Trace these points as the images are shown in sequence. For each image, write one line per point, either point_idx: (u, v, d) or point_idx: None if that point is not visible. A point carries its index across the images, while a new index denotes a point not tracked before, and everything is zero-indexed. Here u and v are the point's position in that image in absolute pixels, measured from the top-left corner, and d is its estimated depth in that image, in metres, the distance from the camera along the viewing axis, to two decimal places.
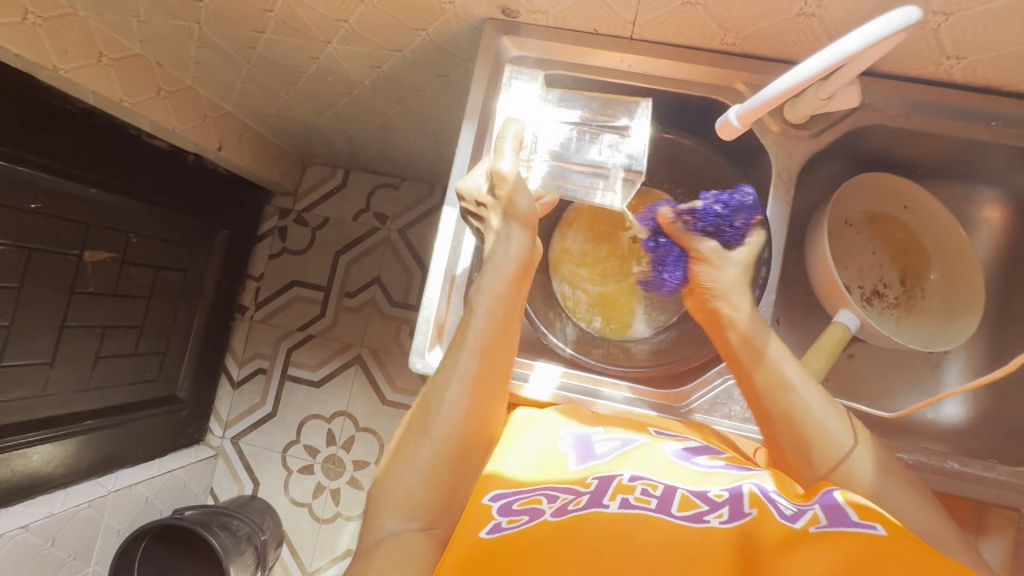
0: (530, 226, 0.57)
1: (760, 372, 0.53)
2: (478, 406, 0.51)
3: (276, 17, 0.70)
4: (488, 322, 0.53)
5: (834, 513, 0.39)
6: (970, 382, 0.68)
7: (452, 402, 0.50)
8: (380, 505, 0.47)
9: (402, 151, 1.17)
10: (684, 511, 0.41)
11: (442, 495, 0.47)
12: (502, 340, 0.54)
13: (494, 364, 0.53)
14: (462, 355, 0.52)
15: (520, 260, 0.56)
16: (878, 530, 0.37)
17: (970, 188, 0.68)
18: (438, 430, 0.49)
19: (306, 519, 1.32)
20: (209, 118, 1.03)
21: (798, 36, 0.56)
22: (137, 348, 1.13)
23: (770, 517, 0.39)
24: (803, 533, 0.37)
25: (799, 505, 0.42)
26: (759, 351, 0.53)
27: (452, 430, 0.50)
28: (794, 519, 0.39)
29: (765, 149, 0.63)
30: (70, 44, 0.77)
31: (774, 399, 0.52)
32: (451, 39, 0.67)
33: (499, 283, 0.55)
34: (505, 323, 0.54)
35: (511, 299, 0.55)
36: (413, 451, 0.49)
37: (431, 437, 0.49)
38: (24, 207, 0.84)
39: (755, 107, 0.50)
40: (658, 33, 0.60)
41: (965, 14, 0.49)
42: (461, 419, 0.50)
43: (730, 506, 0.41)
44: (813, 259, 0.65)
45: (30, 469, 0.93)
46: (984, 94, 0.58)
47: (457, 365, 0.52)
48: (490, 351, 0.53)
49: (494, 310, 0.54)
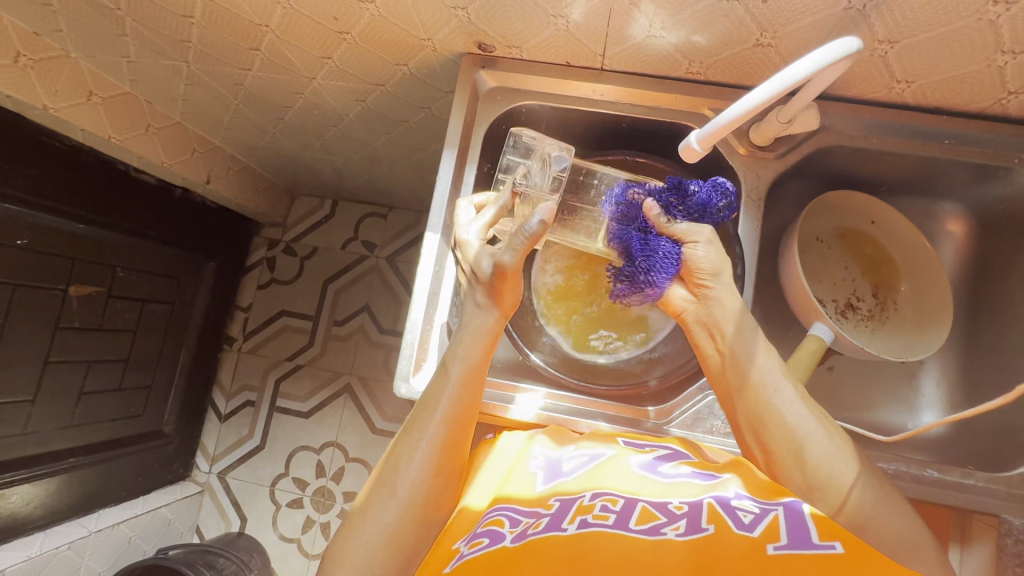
0: (504, 310, 0.57)
1: (755, 399, 0.53)
2: (445, 469, 0.52)
3: (263, 55, 0.73)
4: (458, 389, 0.54)
5: (795, 528, 0.40)
6: (946, 391, 0.70)
7: (419, 465, 0.51)
8: (340, 562, 0.47)
9: (389, 181, 1.20)
10: (642, 524, 0.42)
11: (402, 556, 0.48)
12: (472, 406, 0.55)
13: (463, 427, 0.54)
14: (434, 419, 0.53)
15: (491, 332, 0.56)
16: (836, 549, 0.37)
17: (932, 203, 0.71)
18: (404, 489, 0.50)
19: (295, 555, 1.29)
20: (198, 152, 1.05)
21: (757, 65, 0.59)
22: (121, 382, 1.11)
23: (726, 532, 0.40)
24: (763, 553, 0.37)
25: (762, 506, 0.43)
26: (761, 395, 0.52)
27: (418, 490, 0.50)
28: (751, 528, 0.40)
29: (734, 171, 0.65)
30: (61, 84, 0.79)
31: (765, 421, 0.52)
32: (431, 73, 0.70)
33: (474, 350, 0.55)
34: (477, 391, 0.55)
35: (483, 367, 0.55)
36: (378, 509, 0.50)
37: (397, 497, 0.50)
38: (10, 243, 0.85)
39: (717, 129, 0.51)
40: (626, 64, 0.63)
41: (908, 42, 0.52)
42: (428, 482, 0.51)
43: (688, 520, 0.42)
44: (786, 275, 0.67)
45: (8, 511, 0.91)
46: (936, 115, 0.61)
47: (425, 428, 0.53)
48: (460, 419, 0.53)
49: (467, 377, 0.55)
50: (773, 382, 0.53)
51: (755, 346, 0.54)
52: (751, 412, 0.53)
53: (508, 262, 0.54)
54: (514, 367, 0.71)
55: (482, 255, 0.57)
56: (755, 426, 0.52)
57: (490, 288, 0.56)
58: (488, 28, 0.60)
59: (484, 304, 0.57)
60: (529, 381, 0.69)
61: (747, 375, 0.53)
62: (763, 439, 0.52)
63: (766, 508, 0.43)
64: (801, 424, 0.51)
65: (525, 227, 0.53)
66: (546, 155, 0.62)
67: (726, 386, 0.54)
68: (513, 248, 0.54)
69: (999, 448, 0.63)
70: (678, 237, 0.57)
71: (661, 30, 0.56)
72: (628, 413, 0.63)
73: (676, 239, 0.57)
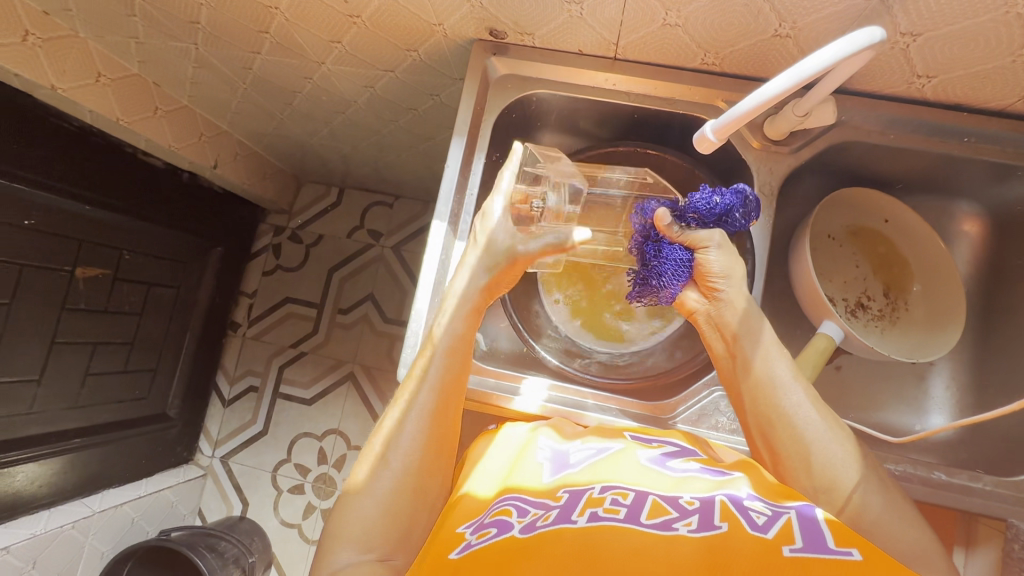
0: (489, 290, 0.58)
1: (764, 401, 0.52)
2: (436, 440, 0.52)
3: (272, 38, 0.72)
4: (445, 362, 0.54)
5: (809, 532, 0.39)
6: (955, 393, 0.69)
7: (410, 436, 0.51)
8: (337, 538, 0.46)
9: (396, 169, 1.19)
10: (653, 519, 0.42)
11: (400, 529, 0.47)
12: (459, 376, 0.55)
13: (451, 400, 0.54)
14: (422, 389, 0.53)
15: (476, 300, 0.57)
16: (853, 555, 0.37)
17: (948, 203, 0.70)
18: (397, 460, 0.50)
19: (295, 540, 1.29)
20: (205, 137, 1.05)
21: (775, 56, 0.57)
22: (126, 365, 1.12)
23: (739, 531, 0.39)
24: (777, 553, 0.37)
25: (774, 509, 0.43)
26: (770, 396, 0.52)
27: (411, 461, 0.50)
28: (765, 529, 0.40)
29: (746, 165, 0.64)
30: (69, 64, 0.79)
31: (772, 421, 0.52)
32: (442, 60, 0.69)
33: (458, 320, 0.56)
34: (462, 361, 0.55)
35: (468, 338, 0.56)
36: (372, 483, 0.49)
37: (390, 467, 0.49)
38: (18, 223, 0.85)
39: (731, 121, 0.50)
40: (639, 54, 0.62)
41: (931, 35, 0.51)
42: (420, 452, 0.51)
43: (700, 516, 0.42)
44: (798, 273, 0.66)
45: (13, 489, 0.92)
46: (957, 111, 0.60)
47: (415, 399, 0.53)
48: (449, 388, 0.54)
49: (454, 349, 0.55)
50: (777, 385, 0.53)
51: (766, 347, 0.53)
52: (759, 415, 0.52)
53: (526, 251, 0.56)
54: (518, 359, 0.71)
55: (501, 232, 0.58)
56: (764, 428, 0.52)
57: (490, 257, 0.57)
58: (501, 14, 0.59)
59: (479, 271, 0.57)
60: (534, 373, 0.69)
61: (754, 376, 0.53)
62: (770, 442, 0.52)
63: (778, 511, 0.42)
64: (807, 426, 0.51)
65: (558, 233, 0.55)
66: (563, 180, 0.64)
67: (736, 387, 0.54)
68: (540, 243, 0.56)
69: (1008, 452, 0.62)
70: (689, 244, 0.56)
71: (676, 18, 0.55)
72: (631, 407, 0.62)
73: (687, 246, 0.57)
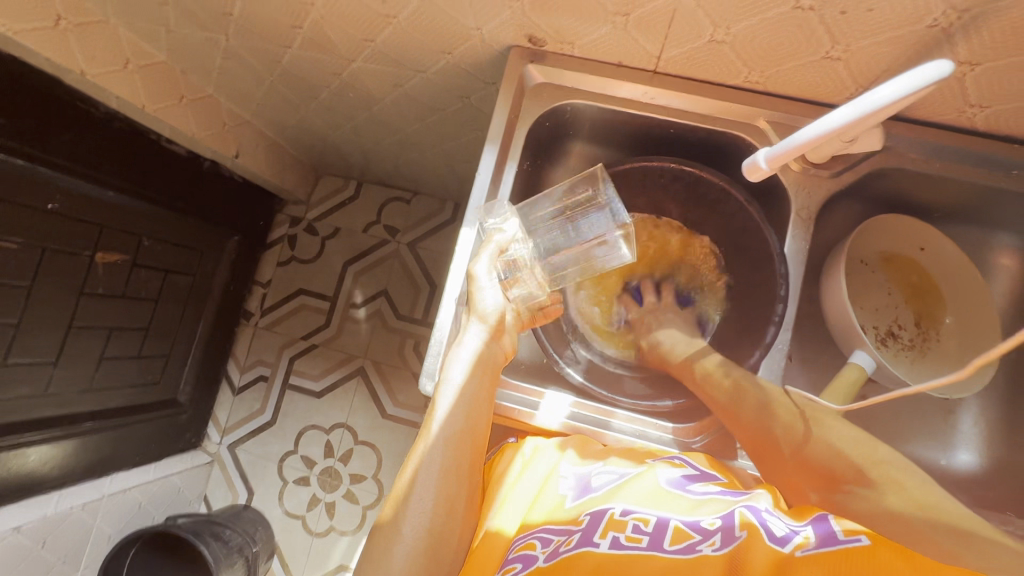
0: (493, 329, 0.58)
1: (726, 409, 0.56)
2: (449, 497, 0.50)
3: (304, 33, 0.71)
4: (461, 411, 0.53)
5: (822, 535, 0.42)
6: (984, 429, 0.67)
7: (424, 496, 0.49)
8: None
9: (416, 167, 1.18)
10: (676, 545, 0.43)
11: None
12: (471, 428, 0.53)
13: (464, 451, 0.52)
14: (431, 447, 0.51)
15: (483, 352, 0.56)
16: (862, 541, 0.39)
17: (989, 234, 0.68)
18: (411, 526, 0.48)
19: (299, 532, 1.29)
20: (228, 126, 1.04)
21: (823, 79, 0.56)
22: (141, 350, 1.12)
23: (759, 539, 0.42)
24: (792, 560, 0.39)
25: (791, 527, 0.44)
26: (741, 394, 0.56)
27: (426, 524, 0.48)
28: (783, 542, 0.42)
29: (784, 186, 0.63)
30: (98, 50, 0.78)
31: (733, 403, 0.56)
32: (476, 63, 0.68)
33: (464, 372, 0.54)
34: (473, 416, 0.53)
35: (481, 388, 0.54)
36: (386, 552, 0.47)
37: (402, 536, 0.47)
38: (41, 207, 0.85)
39: (787, 150, 0.51)
40: (681, 68, 0.61)
41: (991, 66, 0.49)
42: (433, 514, 0.49)
43: (722, 534, 0.43)
44: (831, 299, 0.65)
45: (26, 469, 0.92)
46: (1006, 143, 0.58)
47: (425, 456, 0.51)
48: (461, 442, 0.52)
49: (462, 401, 0.53)
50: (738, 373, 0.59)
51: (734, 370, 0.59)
52: (728, 414, 0.56)
53: (478, 270, 0.58)
54: (541, 370, 0.70)
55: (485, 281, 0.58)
56: (731, 419, 0.56)
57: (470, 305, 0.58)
58: (543, 21, 0.58)
59: (470, 325, 0.57)
60: (556, 387, 0.68)
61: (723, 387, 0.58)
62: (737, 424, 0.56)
63: (795, 529, 0.43)
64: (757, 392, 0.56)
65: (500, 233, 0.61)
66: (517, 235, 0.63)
67: (710, 402, 0.59)
68: (483, 259, 0.59)
69: None
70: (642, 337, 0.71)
71: (725, 35, 0.53)
72: (653, 428, 0.61)
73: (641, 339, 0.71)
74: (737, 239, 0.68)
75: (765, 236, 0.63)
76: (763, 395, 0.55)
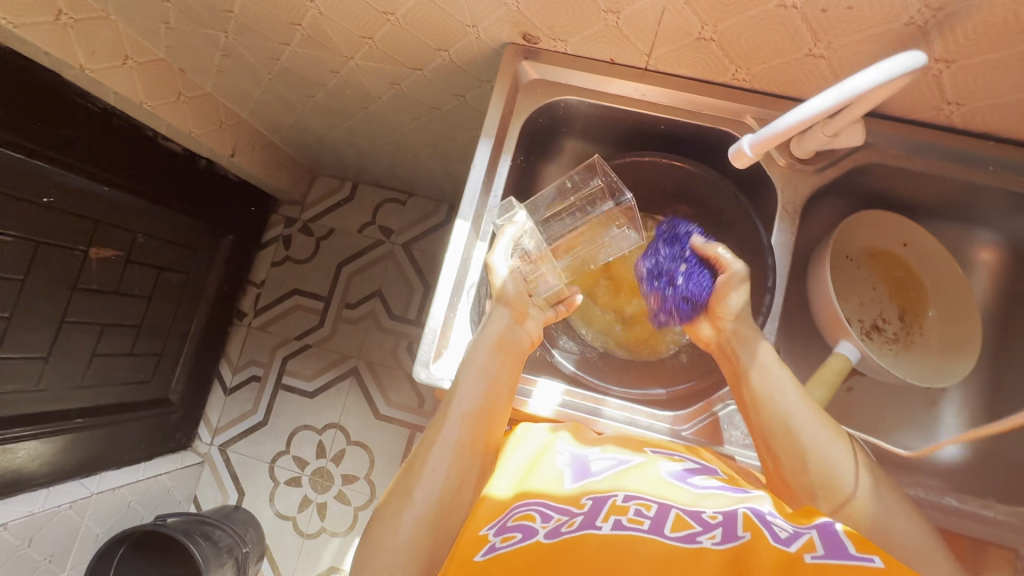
0: (515, 309, 0.60)
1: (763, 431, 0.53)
2: (465, 470, 0.51)
3: (303, 31, 0.73)
4: (481, 390, 0.55)
5: (831, 543, 0.41)
6: (966, 420, 0.69)
7: (441, 468, 0.50)
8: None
9: (411, 167, 1.19)
10: (677, 532, 0.43)
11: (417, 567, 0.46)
12: (494, 406, 0.55)
13: (485, 428, 0.54)
14: (452, 421, 0.53)
15: (503, 334, 0.58)
16: (874, 561, 0.39)
17: (969, 230, 0.70)
18: (421, 497, 0.49)
19: (290, 533, 1.29)
20: (225, 124, 1.05)
21: (807, 76, 0.58)
22: (133, 347, 1.12)
23: (764, 540, 0.41)
24: (801, 561, 0.39)
25: (796, 528, 0.44)
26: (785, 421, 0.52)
27: (434, 496, 0.49)
28: (788, 543, 0.41)
29: (770, 181, 0.65)
30: (98, 46, 0.79)
31: (772, 424, 0.53)
32: (471, 61, 0.70)
33: (483, 351, 0.57)
34: (493, 397, 0.55)
35: (502, 368, 0.57)
36: (393, 522, 0.47)
37: (413, 507, 0.48)
38: (36, 200, 0.85)
39: (769, 136, 0.53)
40: (671, 66, 0.62)
41: (966, 63, 0.51)
42: (443, 487, 0.49)
43: (724, 528, 0.43)
44: (816, 292, 0.66)
45: (14, 465, 0.92)
46: (983, 140, 0.60)
47: (444, 431, 0.53)
48: (479, 418, 0.54)
49: (485, 377, 0.56)
50: (789, 398, 0.53)
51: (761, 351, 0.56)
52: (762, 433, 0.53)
53: (496, 259, 0.61)
54: (532, 362, 0.71)
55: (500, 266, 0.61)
56: (768, 444, 0.53)
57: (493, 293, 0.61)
58: (536, 18, 0.59)
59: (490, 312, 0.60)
60: (548, 377, 0.69)
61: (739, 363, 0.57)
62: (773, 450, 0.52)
63: (801, 530, 0.43)
64: (805, 428, 0.52)
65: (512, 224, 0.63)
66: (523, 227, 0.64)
67: (745, 415, 0.56)
68: (501, 246, 0.61)
69: None
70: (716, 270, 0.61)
71: (712, 33, 0.55)
72: (644, 416, 0.62)
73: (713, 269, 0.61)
74: (726, 233, 0.70)
75: (752, 229, 0.65)
76: (811, 435, 0.51)
